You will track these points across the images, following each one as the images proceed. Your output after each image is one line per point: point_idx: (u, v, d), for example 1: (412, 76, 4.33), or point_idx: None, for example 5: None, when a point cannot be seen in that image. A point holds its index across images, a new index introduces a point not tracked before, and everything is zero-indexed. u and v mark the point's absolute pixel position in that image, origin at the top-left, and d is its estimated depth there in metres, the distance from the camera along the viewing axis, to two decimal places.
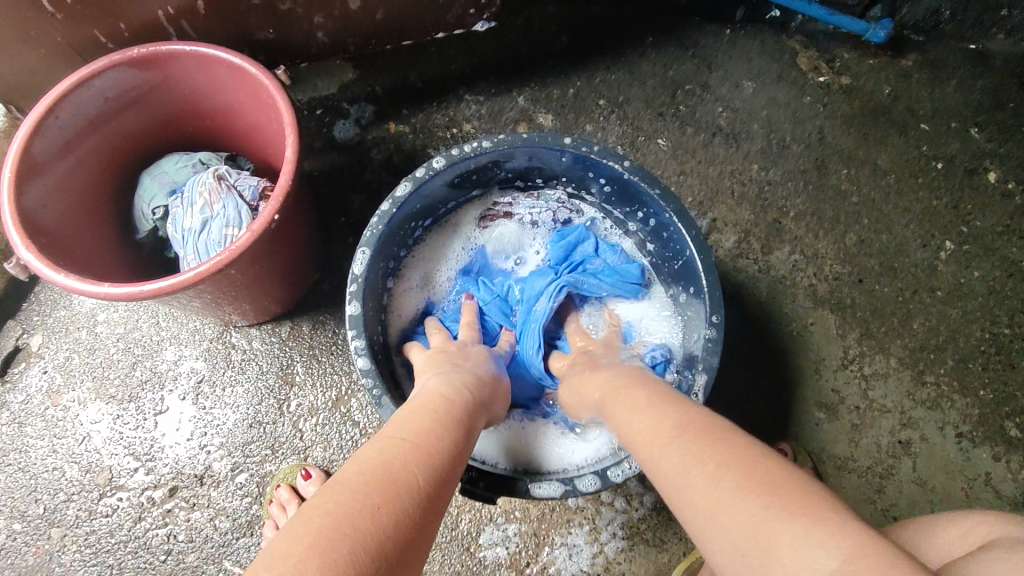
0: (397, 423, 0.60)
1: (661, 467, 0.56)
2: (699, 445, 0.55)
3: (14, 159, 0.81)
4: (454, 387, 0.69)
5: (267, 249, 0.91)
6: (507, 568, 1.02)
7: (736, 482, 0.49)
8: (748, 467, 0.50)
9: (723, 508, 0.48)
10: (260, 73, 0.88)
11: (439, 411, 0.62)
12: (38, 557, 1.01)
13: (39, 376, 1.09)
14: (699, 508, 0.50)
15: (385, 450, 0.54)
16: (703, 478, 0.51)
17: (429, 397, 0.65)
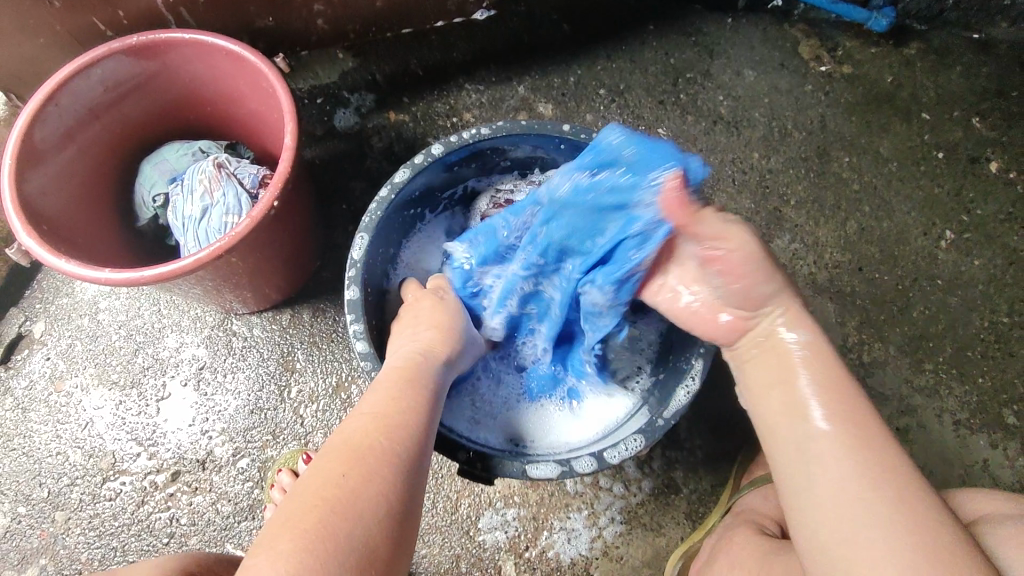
0: (369, 403, 0.64)
1: (807, 448, 0.62)
2: (854, 444, 0.60)
3: (15, 145, 0.81)
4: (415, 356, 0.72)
5: (267, 237, 0.91)
6: (505, 551, 1.03)
7: (886, 503, 0.55)
8: (904, 487, 0.56)
9: (864, 519, 0.55)
10: (259, 60, 0.88)
11: (404, 381, 0.68)
12: (42, 540, 1.03)
13: (42, 363, 1.10)
14: (833, 507, 0.57)
15: (360, 437, 0.59)
16: (852, 481, 0.57)
17: (393, 371, 0.69)
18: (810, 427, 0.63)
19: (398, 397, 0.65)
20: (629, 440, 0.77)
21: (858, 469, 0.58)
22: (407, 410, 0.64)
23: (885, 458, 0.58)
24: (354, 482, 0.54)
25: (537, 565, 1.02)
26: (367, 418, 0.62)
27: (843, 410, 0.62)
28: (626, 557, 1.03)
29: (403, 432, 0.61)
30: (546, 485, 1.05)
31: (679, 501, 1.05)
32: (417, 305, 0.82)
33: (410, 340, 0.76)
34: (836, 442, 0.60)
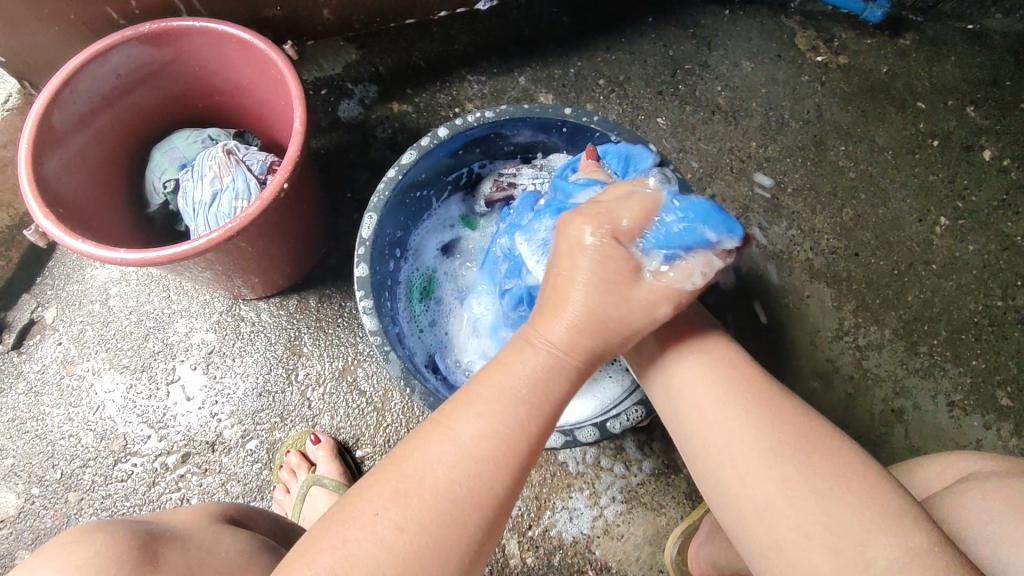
0: (459, 440, 0.53)
1: (685, 392, 0.63)
2: (713, 373, 0.63)
3: (32, 129, 0.84)
4: (539, 379, 0.57)
5: (277, 220, 0.94)
6: (509, 530, 1.05)
7: (764, 414, 0.58)
8: (768, 396, 0.60)
9: (748, 440, 0.57)
10: (268, 48, 0.90)
11: (520, 419, 0.55)
12: (56, 520, 1.05)
13: (55, 347, 1.12)
14: (722, 436, 0.58)
15: (429, 505, 0.50)
16: (726, 404, 0.60)
17: (507, 401, 0.55)
18: (680, 368, 0.65)
19: (504, 438, 0.54)
20: (630, 411, 0.79)
21: (728, 394, 0.60)
22: (508, 466, 0.53)
23: (746, 378, 0.62)
24: (417, 557, 0.49)
25: (540, 543, 1.05)
26: (458, 461, 0.52)
27: (706, 347, 0.65)
28: (627, 536, 1.05)
29: (489, 500, 0.52)
30: (548, 466, 1.07)
31: (679, 481, 1.07)
32: (580, 262, 0.60)
33: (554, 324, 0.59)
34: (701, 372, 0.63)
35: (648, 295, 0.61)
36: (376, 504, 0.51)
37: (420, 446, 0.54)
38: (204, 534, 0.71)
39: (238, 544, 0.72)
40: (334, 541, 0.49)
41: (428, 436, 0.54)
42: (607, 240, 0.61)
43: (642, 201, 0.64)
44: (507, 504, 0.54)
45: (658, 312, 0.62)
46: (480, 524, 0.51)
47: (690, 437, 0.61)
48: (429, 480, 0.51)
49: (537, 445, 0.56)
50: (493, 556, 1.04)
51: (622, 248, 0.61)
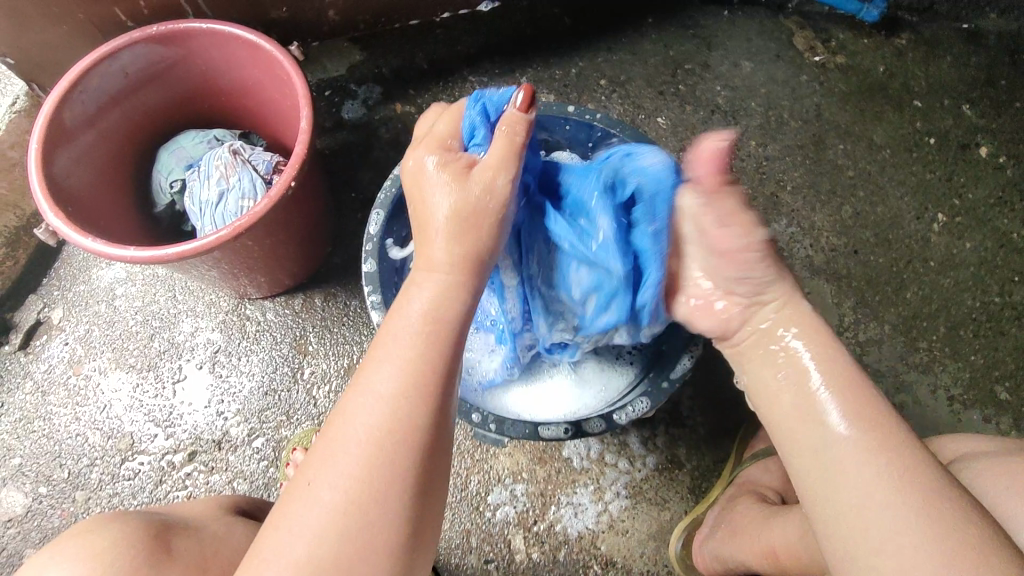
0: (375, 387, 0.56)
1: (828, 457, 0.59)
2: (873, 447, 0.57)
3: (42, 128, 0.85)
4: (435, 312, 0.60)
5: (285, 219, 0.94)
6: (514, 526, 1.06)
7: (923, 507, 0.52)
8: (928, 489, 0.53)
9: (892, 525, 0.53)
10: (275, 48, 0.91)
11: (425, 350, 0.58)
12: (63, 519, 1.05)
13: (61, 347, 1.13)
14: (859, 511, 0.55)
15: (358, 458, 0.53)
16: (877, 482, 0.55)
17: (410, 338, 0.59)
18: (830, 433, 0.60)
19: (410, 371, 0.57)
20: (636, 403, 0.81)
21: (880, 477, 0.55)
22: (422, 391, 0.56)
23: (909, 463, 0.55)
24: (360, 507, 0.52)
25: (545, 539, 1.05)
26: (376, 409, 0.55)
27: (865, 414, 0.60)
28: (631, 531, 1.06)
29: (411, 432, 0.55)
30: (553, 462, 1.08)
31: (683, 476, 1.08)
32: (430, 184, 0.64)
33: (429, 247, 0.63)
34: (859, 447, 0.58)
35: (483, 177, 0.63)
36: (312, 473, 0.54)
37: (341, 408, 0.57)
38: (214, 525, 0.73)
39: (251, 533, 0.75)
40: (282, 522, 0.53)
41: (344, 400, 0.57)
42: (445, 156, 0.66)
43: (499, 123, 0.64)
44: (439, 433, 0.57)
45: (497, 187, 0.63)
46: (410, 458, 0.54)
47: (825, 504, 0.57)
48: (355, 436, 0.54)
49: (448, 365, 0.59)
50: (499, 551, 1.05)
51: (454, 155, 0.66)
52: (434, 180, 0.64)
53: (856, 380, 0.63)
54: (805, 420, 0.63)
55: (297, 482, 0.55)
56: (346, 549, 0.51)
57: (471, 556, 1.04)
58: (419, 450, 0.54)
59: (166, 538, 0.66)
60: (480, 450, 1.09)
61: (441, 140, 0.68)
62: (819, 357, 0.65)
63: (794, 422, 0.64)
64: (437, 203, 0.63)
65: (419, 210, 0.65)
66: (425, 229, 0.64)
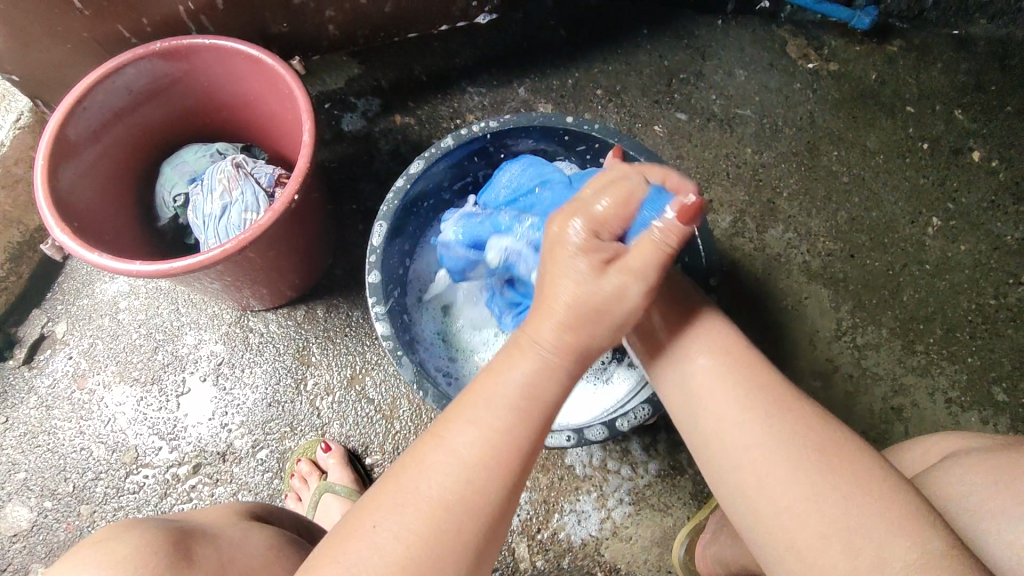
0: (456, 448, 0.55)
1: (695, 387, 0.64)
2: (732, 376, 0.63)
3: (49, 143, 0.86)
4: (531, 385, 0.58)
5: (287, 232, 0.95)
6: (519, 534, 1.06)
7: (782, 417, 0.59)
8: (787, 401, 0.60)
9: (764, 438, 0.58)
10: (277, 63, 0.93)
11: (515, 419, 0.57)
12: (69, 533, 1.06)
13: (65, 361, 1.13)
14: (736, 436, 0.60)
15: (427, 513, 0.53)
16: (747, 403, 0.60)
17: (501, 403, 0.57)
18: (693, 364, 0.65)
19: (495, 441, 0.56)
20: (638, 409, 0.81)
21: (745, 393, 0.61)
22: (502, 466, 0.55)
23: (763, 379, 0.62)
24: (424, 556, 0.51)
25: (549, 546, 1.06)
26: (453, 471, 0.54)
27: (720, 341, 0.66)
28: (635, 537, 1.07)
29: (481, 507, 0.54)
30: (556, 469, 1.09)
31: (685, 481, 1.09)
32: (567, 263, 0.59)
33: (542, 326, 0.59)
34: (719, 373, 0.63)
35: (623, 277, 0.59)
36: (374, 516, 0.53)
37: (416, 458, 0.56)
38: (231, 531, 0.73)
39: (267, 539, 0.75)
40: (334, 553, 0.52)
41: (420, 448, 0.57)
42: (593, 243, 0.59)
43: (647, 239, 0.60)
44: (510, 500, 0.56)
45: (632, 294, 0.60)
46: (474, 531, 0.53)
47: (704, 434, 0.62)
48: (428, 492, 0.54)
49: (532, 444, 0.57)
50: (504, 559, 1.05)
51: (598, 247, 0.59)
52: (573, 264, 0.59)
53: (707, 314, 0.69)
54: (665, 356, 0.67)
55: (354, 520, 0.54)
56: None
57: None
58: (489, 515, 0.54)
59: (188, 544, 0.66)
60: None
61: (596, 223, 0.59)
62: (712, 340, 0.66)
63: (655, 358, 0.68)
64: (564, 286, 0.59)
65: (546, 289, 0.60)
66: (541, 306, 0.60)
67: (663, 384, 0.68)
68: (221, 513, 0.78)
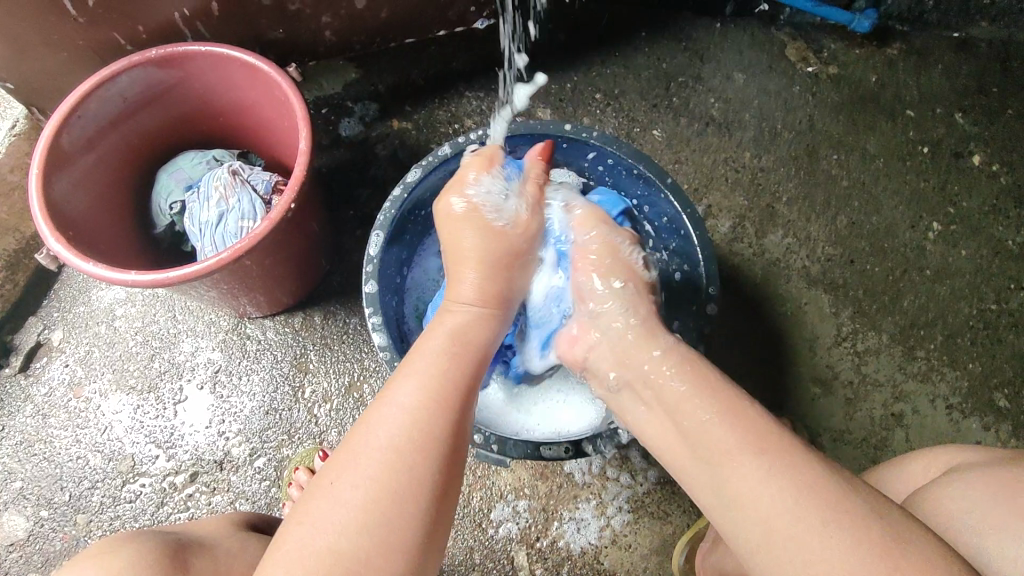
0: (399, 396, 0.60)
1: (736, 490, 0.57)
2: (771, 472, 0.56)
3: (42, 152, 0.85)
4: (461, 334, 0.70)
5: (283, 240, 0.95)
6: (518, 543, 1.06)
7: (836, 518, 0.53)
8: (840, 501, 0.54)
9: (824, 548, 0.51)
10: (273, 71, 0.92)
11: (447, 362, 0.65)
12: (65, 542, 1.05)
13: (61, 369, 1.13)
14: (790, 548, 0.53)
15: (379, 461, 0.55)
16: (798, 509, 0.54)
17: (437, 352, 0.66)
18: (729, 466, 0.58)
19: (434, 385, 0.62)
20: None
21: (794, 494, 0.54)
22: (441, 407, 0.61)
23: (804, 470, 0.56)
24: (383, 503, 0.53)
25: (548, 555, 1.05)
26: (399, 417, 0.58)
27: (750, 434, 0.60)
28: (634, 545, 1.06)
29: (430, 444, 0.57)
30: (555, 477, 1.08)
31: (685, 489, 1.08)
32: (466, 228, 0.77)
33: (463, 285, 0.74)
34: (761, 476, 0.56)
35: (516, 228, 0.79)
36: (333, 474, 0.56)
37: (365, 415, 0.60)
38: (228, 542, 0.73)
39: (264, 548, 0.75)
40: (298, 521, 0.54)
41: (371, 408, 0.60)
42: (482, 199, 0.78)
43: (530, 182, 0.82)
44: (457, 442, 0.60)
45: (531, 227, 0.80)
46: (427, 465, 0.56)
47: (751, 546, 0.55)
48: (378, 440, 0.57)
49: (465, 383, 0.64)
50: (503, 568, 1.05)
51: (482, 203, 0.77)
52: (470, 222, 0.76)
53: (729, 395, 0.64)
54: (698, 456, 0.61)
55: (315, 488, 0.56)
56: (366, 548, 0.52)
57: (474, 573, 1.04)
58: (439, 455, 0.57)
59: (185, 557, 0.66)
60: (482, 467, 1.09)
61: (486, 177, 0.78)
62: (689, 379, 0.66)
63: (688, 460, 0.62)
64: (469, 244, 0.76)
65: (452, 251, 0.77)
66: (459, 268, 0.76)
67: (696, 486, 0.61)
68: (217, 525, 0.78)
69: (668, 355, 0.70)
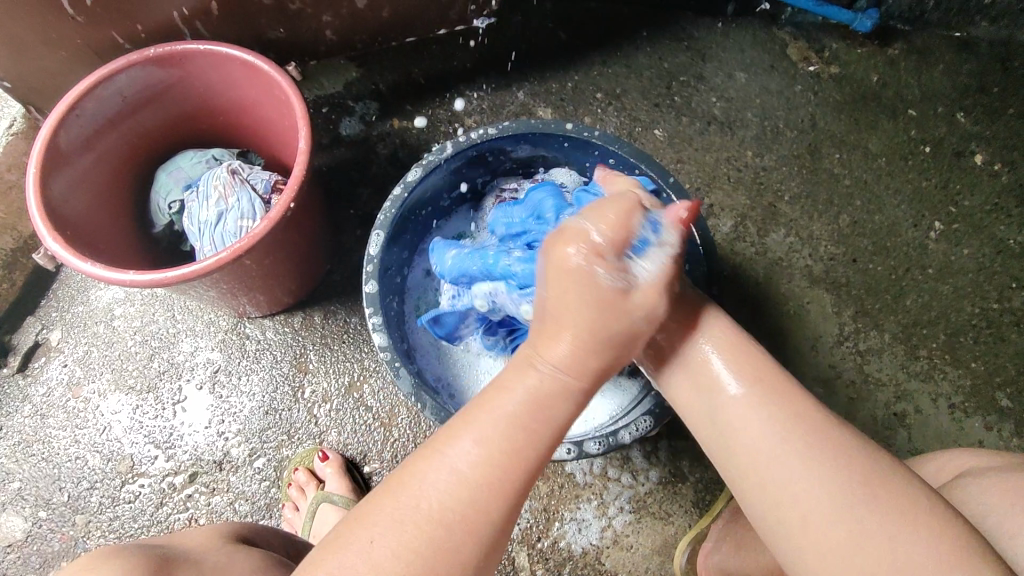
0: (456, 464, 0.54)
1: (726, 420, 0.59)
2: (764, 403, 0.58)
3: (41, 152, 0.85)
4: (545, 401, 0.57)
5: (283, 240, 0.94)
6: (519, 543, 1.05)
7: (819, 444, 0.55)
8: (824, 429, 0.56)
9: (808, 473, 0.54)
10: (273, 69, 0.91)
11: (522, 432, 0.56)
12: (64, 543, 1.05)
13: (59, 369, 1.12)
14: (777, 473, 0.56)
15: (422, 529, 0.51)
16: (785, 437, 0.56)
17: (513, 419, 0.56)
18: (724, 398, 0.60)
19: (503, 461, 0.54)
20: (640, 420, 0.81)
21: (781, 423, 0.57)
22: (502, 485, 0.54)
23: (798, 407, 0.58)
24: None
25: (550, 555, 1.05)
26: (452, 489, 0.53)
27: (747, 366, 0.61)
28: (636, 546, 1.06)
29: (480, 524, 0.52)
30: (557, 477, 1.08)
31: (687, 489, 1.08)
32: (578, 285, 0.57)
33: (558, 345, 0.57)
34: (753, 406, 0.58)
35: (646, 301, 0.59)
36: (371, 532, 0.51)
37: (413, 470, 0.54)
38: (213, 555, 0.72)
39: (251, 562, 0.73)
40: (323, 563, 0.51)
41: (424, 462, 0.55)
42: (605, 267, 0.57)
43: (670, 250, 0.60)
44: (511, 520, 0.55)
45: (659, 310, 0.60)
46: (473, 548, 0.52)
47: (738, 468, 0.58)
48: (425, 507, 0.52)
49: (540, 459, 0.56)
50: (504, 569, 1.04)
51: (611, 267, 0.57)
52: (581, 284, 0.57)
53: (728, 328, 0.64)
54: (694, 385, 0.63)
55: (346, 532, 0.52)
56: None
57: None
58: (490, 537, 0.53)
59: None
60: None
61: (612, 236, 0.58)
62: (729, 353, 0.62)
63: (683, 388, 0.64)
64: (581, 311, 0.57)
65: (554, 309, 0.58)
66: (553, 326, 0.58)
67: (687, 410, 0.64)
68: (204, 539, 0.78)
69: (707, 331, 0.64)
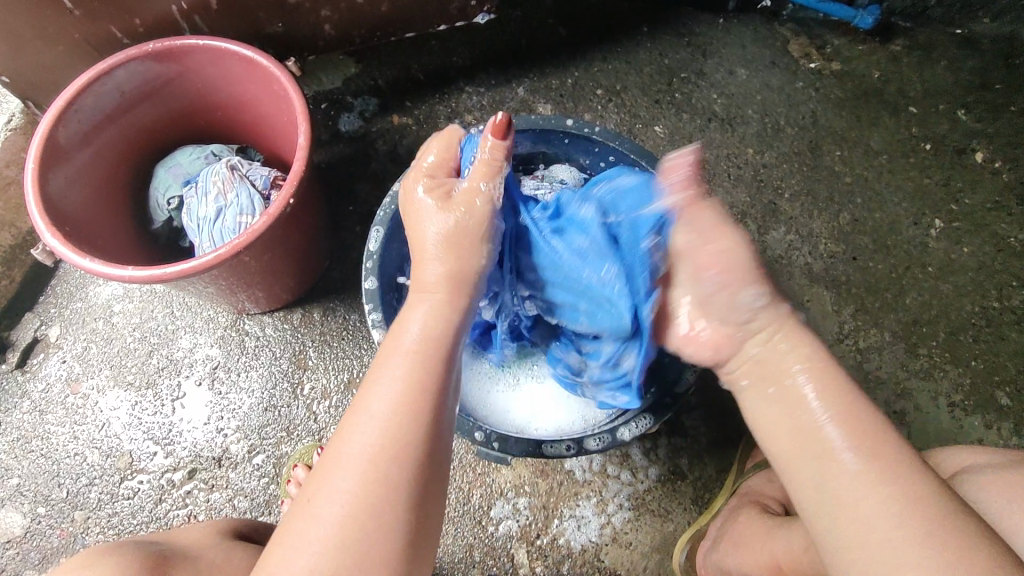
0: (372, 409, 0.57)
1: (833, 488, 0.55)
2: (879, 477, 0.53)
3: (38, 148, 0.84)
4: (432, 331, 0.62)
5: (282, 237, 0.94)
6: (518, 540, 1.05)
7: (942, 533, 0.49)
8: (946, 516, 0.50)
9: (904, 545, 0.50)
10: (272, 64, 0.91)
11: (419, 364, 0.60)
12: (63, 539, 1.05)
13: (58, 365, 1.12)
14: (883, 550, 0.50)
15: (358, 475, 0.54)
16: (888, 505, 0.52)
17: (409, 350, 0.61)
18: (839, 470, 0.55)
19: (410, 393, 0.58)
20: (639, 419, 0.82)
21: (894, 504, 0.52)
22: (412, 410, 0.57)
23: (919, 488, 0.52)
24: (359, 523, 0.52)
25: (548, 552, 1.05)
26: (372, 430, 0.55)
27: (868, 438, 0.56)
28: (635, 543, 1.06)
29: (407, 451, 0.55)
30: (556, 474, 1.08)
31: (686, 487, 1.08)
32: (419, 208, 0.67)
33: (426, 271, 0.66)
34: (866, 479, 0.54)
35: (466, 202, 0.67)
36: (316, 490, 0.54)
37: (343, 428, 0.57)
38: (211, 553, 0.73)
39: (248, 558, 0.74)
40: (281, 540, 0.53)
41: (347, 419, 0.58)
42: (432, 181, 0.69)
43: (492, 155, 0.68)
44: (435, 450, 0.57)
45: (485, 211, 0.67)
46: (405, 476, 0.54)
47: (840, 544, 0.53)
48: (355, 454, 0.55)
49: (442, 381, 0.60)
50: (502, 566, 1.04)
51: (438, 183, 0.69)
52: (423, 206, 0.67)
53: (849, 397, 0.60)
54: (806, 451, 0.58)
55: (299, 504, 0.55)
56: (345, 566, 0.51)
57: (474, 571, 1.04)
58: (417, 465, 0.55)
59: None
60: (482, 463, 1.08)
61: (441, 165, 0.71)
62: (816, 375, 0.61)
63: (791, 453, 0.60)
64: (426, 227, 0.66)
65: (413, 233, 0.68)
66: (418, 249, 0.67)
67: (791, 478, 0.59)
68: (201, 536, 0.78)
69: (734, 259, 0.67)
